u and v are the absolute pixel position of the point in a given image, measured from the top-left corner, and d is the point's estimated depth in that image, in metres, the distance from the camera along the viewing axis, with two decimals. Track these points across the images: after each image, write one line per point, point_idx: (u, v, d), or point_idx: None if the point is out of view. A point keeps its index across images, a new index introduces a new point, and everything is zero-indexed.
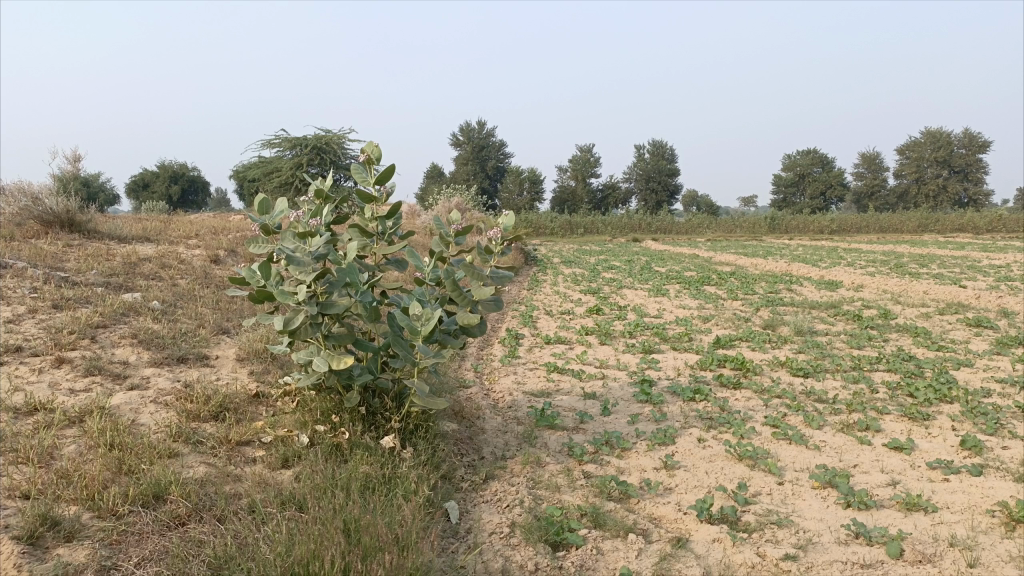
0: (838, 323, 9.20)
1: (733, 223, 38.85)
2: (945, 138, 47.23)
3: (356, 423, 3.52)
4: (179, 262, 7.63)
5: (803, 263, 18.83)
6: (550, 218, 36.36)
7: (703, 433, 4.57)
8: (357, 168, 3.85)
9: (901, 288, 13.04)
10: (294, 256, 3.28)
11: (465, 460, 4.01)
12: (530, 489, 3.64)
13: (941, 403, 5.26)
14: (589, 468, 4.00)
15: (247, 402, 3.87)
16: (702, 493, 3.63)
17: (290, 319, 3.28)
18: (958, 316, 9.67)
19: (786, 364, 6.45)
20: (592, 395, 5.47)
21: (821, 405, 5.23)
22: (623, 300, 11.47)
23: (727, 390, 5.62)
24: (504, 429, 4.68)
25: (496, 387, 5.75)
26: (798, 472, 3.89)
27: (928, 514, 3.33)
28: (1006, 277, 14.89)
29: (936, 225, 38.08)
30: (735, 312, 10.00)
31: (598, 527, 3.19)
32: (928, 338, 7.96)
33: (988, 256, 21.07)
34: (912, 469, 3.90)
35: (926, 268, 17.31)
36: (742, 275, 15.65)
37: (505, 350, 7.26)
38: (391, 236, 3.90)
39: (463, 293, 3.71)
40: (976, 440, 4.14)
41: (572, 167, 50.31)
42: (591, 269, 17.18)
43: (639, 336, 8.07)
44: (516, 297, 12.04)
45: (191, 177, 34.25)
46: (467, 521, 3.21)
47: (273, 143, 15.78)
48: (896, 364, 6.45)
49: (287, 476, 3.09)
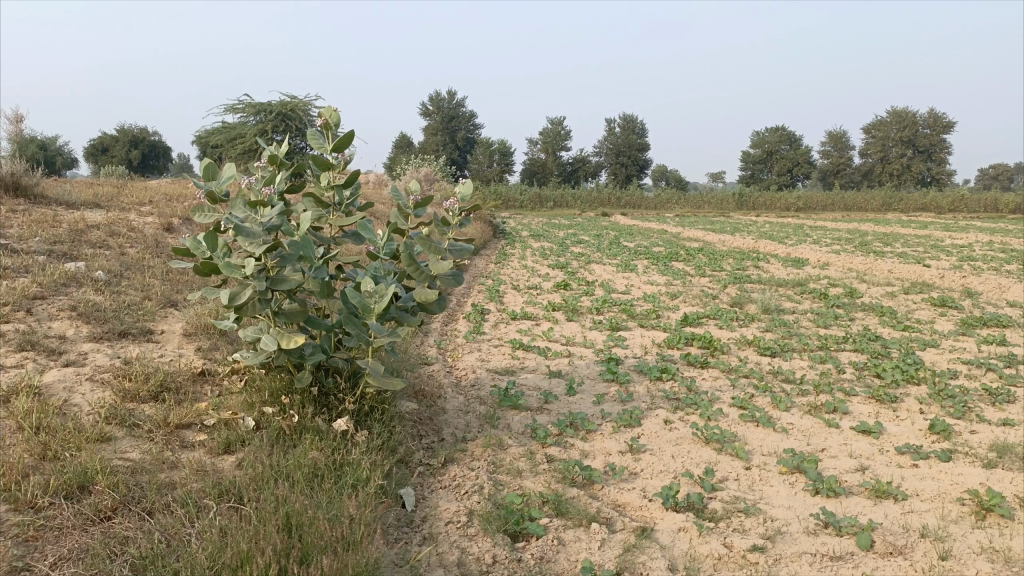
0: (804, 301, 9.18)
1: (702, 198, 38.99)
2: (911, 118, 47.69)
3: (307, 405, 3.33)
4: (130, 229, 7.29)
5: (770, 240, 18.90)
6: (519, 190, 36.06)
7: (670, 414, 4.46)
8: (313, 134, 3.63)
9: (867, 266, 13.11)
10: (242, 227, 3.05)
11: (424, 442, 3.85)
12: (491, 473, 3.49)
13: (908, 385, 5.22)
14: (553, 451, 3.86)
15: (192, 381, 3.66)
16: (668, 478, 3.52)
17: (236, 294, 3.06)
18: (923, 296, 9.71)
19: (754, 343, 6.37)
20: (558, 373, 5.33)
21: (789, 385, 5.16)
22: (591, 276, 11.34)
23: (694, 370, 5.52)
24: (466, 408, 4.52)
25: (459, 365, 5.58)
26: (766, 456, 3.80)
27: (898, 502, 3.25)
28: (968, 256, 15.08)
29: (900, 204, 38.67)
30: (703, 289, 9.93)
31: (560, 515, 3.05)
32: (894, 317, 7.96)
33: (951, 236, 21.33)
34: (881, 454, 3.84)
35: (891, 247, 17.45)
36: (711, 251, 15.62)
37: (471, 326, 7.09)
38: (347, 206, 3.69)
39: (420, 267, 3.52)
40: (944, 424, 4.09)
41: (542, 140, 49.95)
42: (560, 243, 17.04)
43: (606, 313, 7.95)
44: (483, 270, 11.87)
45: (152, 143, 33.27)
46: (423, 509, 3.05)
47: (236, 107, 15.25)
48: (863, 344, 6.42)
49: (230, 463, 2.89)
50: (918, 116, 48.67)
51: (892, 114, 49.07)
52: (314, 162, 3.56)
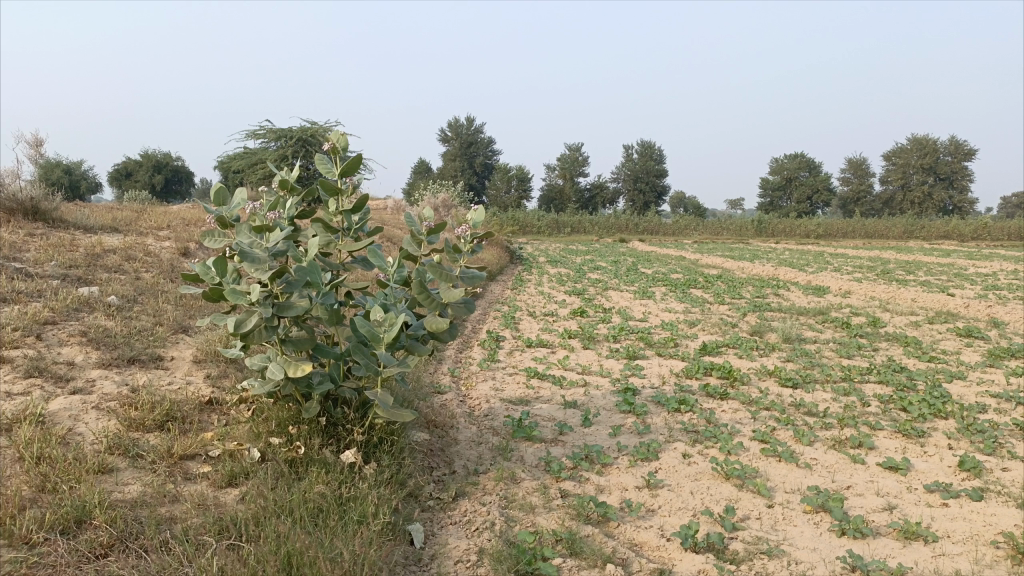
0: (826, 330, 9.00)
1: (720, 224, 38.82)
2: (932, 146, 47.36)
3: (315, 436, 3.24)
4: (146, 254, 7.29)
5: (789, 267, 18.71)
6: (537, 216, 36.10)
7: (688, 448, 4.33)
8: (321, 158, 3.59)
9: (889, 295, 12.89)
10: (248, 251, 2.99)
11: (434, 475, 3.75)
12: (503, 509, 3.38)
13: (935, 419, 5.05)
14: (567, 485, 3.74)
15: (199, 409, 3.59)
16: (687, 516, 3.38)
17: (242, 321, 2.99)
18: (948, 326, 9.50)
19: (775, 373, 6.22)
20: (573, 403, 5.22)
21: (811, 418, 5.01)
22: (608, 303, 11.23)
23: (713, 401, 5.38)
24: (479, 439, 4.42)
25: (472, 394, 5.48)
26: (789, 494, 3.66)
27: (929, 545, 3.09)
28: (993, 286, 14.80)
29: (921, 232, 38.28)
30: (722, 317, 9.79)
31: (573, 555, 2.93)
32: (918, 348, 7.77)
33: (975, 264, 21.00)
34: (909, 492, 3.68)
35: (913, 276, 17.20)
36: (729, 278, 15.46)
37: (485, 353, 6.99)
38: (357, 232, 3.63)
39: (430, 295, 3.44)
40: (975, 462, 3.93)
41: (560, 166, 50.09)
42: (577, 269, 16.96)
43: (623, 341, 7.83)
44: (499, 297, 11.79)
45: (174, 168, 33.70)
46: (431, 546, 2.94)
47: (257, 133, 15.39)
48: (887, 375, 6.24)
49: (233, 497, 2.81)
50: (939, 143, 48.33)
51: (912, 141, 48.76)
52: (323, 187, 3.52)
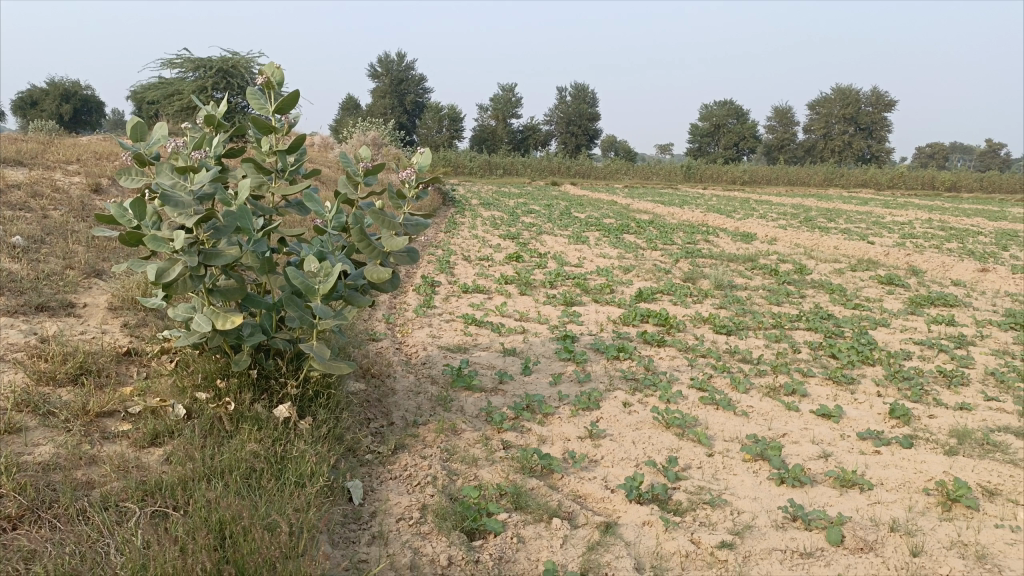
0: (756, 277, 9.16)
1: (650, 169, 39.16)
2: (854, 96, 48.59)
3: (245, 390, 3.06)
4: (54, 190, 6.76)
5: (718, 214, 18.99)
6: (469, 156, 35.54)
7: (628, 396, 4.33)
8: (253, 93, 3.30)
9: (813, 242, 13.25)
10: (169, 194, 2.74)
11: (372, 427, 3.63)
12: (444, 462, 3.29)
13: (863, 365, 5.20)
14: (509, 437, 3.68)
15: (116, 361, 3.34)
16: (630, 467, 3.37)
17: (164, 270, 2.75)
18: (870, 273, 9.80)
19: (709, 320, 6.29)
20: (512, 351, 5.15)
21: (746, 365, 5.08)
22: (543, 247, 11.15)
23: (651, 348, 5.40)
24: (417, 389, 4.30)
25: (408, 341, 5.34)
26: (728, 442, 3.69)
27: (863, 492, 3.17)
28: (910, 234, 15.36)
29: (841, 180, 39.54)
30: (655, 263, 9.84)
31: (519, 509, 2.88)
32: (843, 295, 8.01)
33: (891, 212, 21.82)
34: (842, 439, 3.77)
35: (834, 223, 17.72)
36: (661, 224, 15.61)
37: (420, 299, 6.83)
38: (291, 173, 3.39)
39: (371, 243, 3.26)
40: (904, 409, 4.05)
41: (493, 106, 49.30)
42: (510, 212, 16.80)
43: (560, 287, 7.78)
44: (432, 240, 11.58)
45: (84, 98, 31.50)
46: (372, 503, 2.84)
47: (174, 62, 14.43)
48: (816, 323, 6.40)
49: (157, 458, 2.62)
50: (861, 94, 49.59)
51: (836, 91, 49.89)
52: (255, 125, 3.24)
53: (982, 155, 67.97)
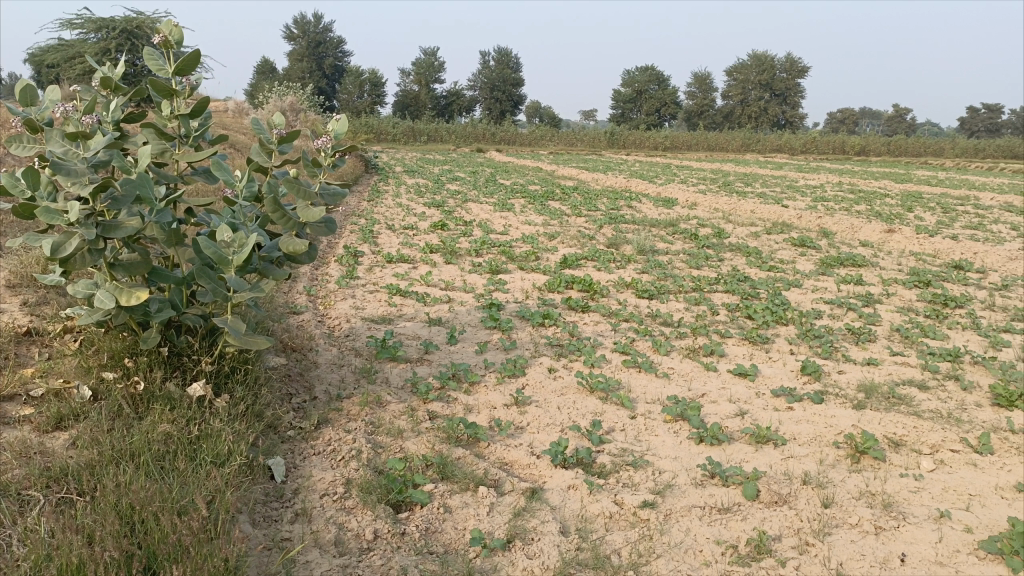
0: (676, 242, 9.35)
1: (574, 135, 39.33)
2: (769, 62, 49.79)
3: (156, 368, 2.93)
4: None
5: (640, 179, 19.25)
6: (392, 123, 34.87)
7: (553, 362, 4.37)
8: (150, 53, 3.11)
9: (731, 206, 13.61)
10: (60, 162, 2.58)
11: (294, 403, 3.55)
12: (369, 435, 3.25)
13: (777, 325, 5.39)
14: (435, 407, 3.66)
15: (15, 342, 3.15)
16: (555, 432, 3.41)
17: (60, 244, 2.61)
18: (784, 236, 10.14)
19: (632, 285, 6.39)
20: (437, 321, 5.11)
21: (667, 328, 5.20)
22: (468, 215, 11.08)
23: (575, 314, 5.46)
24: (340, 361, 4.23)
25: (331, 313, 5.23)
26: (650, 404, 3.78)
27: (778, 448, 3.30)
28: (822, 197, 15.96)
29: (758, 145, 40.67)
30: (580, 230, 9.93)
31: (445, 479, 2.88)
32: (759, 257, 8.27)
33: (804, 176, 22.61)
34: (758, 398, 3.91)
35: (751, 188, 18.24)
36: (585, 190, 15.73)
37: (343, 269, 6.70)
38: (196, 139, 3.22)
39: (286, 213, 3.15)
40: (815, 366, 4.22)
41: (415, 72, 48.39)
42: (434, 180, 16.61)
43: (485, 255, 7.76)
44: (355, 209, 11.35)
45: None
46: (294, 480, 2.78)
47: (74, 23, 13.55)
48: (733, 285, 6.59)
49: (61, 442, 2.50)
50: (776, 60, 50.87)
51: (753, 57, 51.02)
52: (154, 87, 3.06)
53: (888, 120, 70.98)
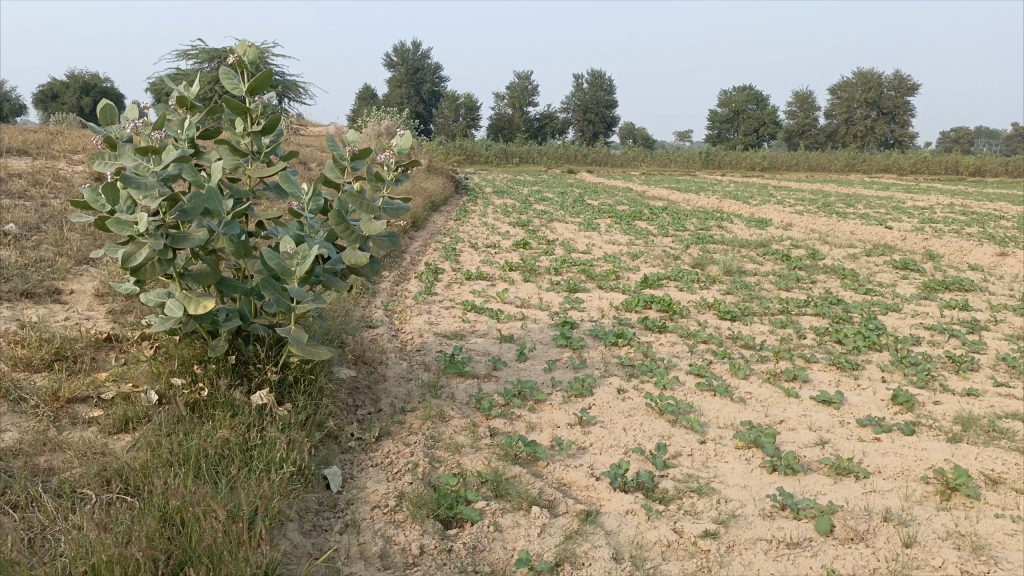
0: (767, 263, 9.00)
1: (668, 155, 38.83)
2: (876, 79, 47.74)
3: (222, 376, 3.03)
4: (57, 178, 6.73)
5: (733, 200, 18.75)
6: (485, 146, 35.41)
7: (624, 383, 4.24)
8: (226, 73, 3.26)
9: (828, 227, 13.03)
10: (131, 177, 2.72)
11: (358, 414, 3.56)
12: (427, 449, 3.22)
13: (870, 351, 5.06)
14: (496, 424, 3.60)
15: (95, 347, 3.33)
16: (618, 454, 3.29)
17: (130, 254, 2.74)
18: (885, 259, 9.59)
19: (714, 306, 6.17)
20: (509, 337, 5.07)
21: (748, 351, 4.97)
22: (552, 234, 11.04)
23: (652, 334, 5.30)
24: (408, 375, 4.24)
25: (405, 328, 5.28)
26: (722, 429, 3.59)
27: (859, 481, 3.06)
28: (929, 219, 15.10)
29: (862, 165, 39.07)
30: (665, 249, 9.71)
31: (498, 498, 2.81)
32: (855, 280, 7.85)
33: (912, 197, 21.45)
34: (842, 426, 3.65)
35: (853, 208, 17.43)
36: (674, 210, 15.43)
37: (422, 286, 6.77)
38: (266, 155, 3.33)
39: (350, 227, 3.22)
40: (907, 395, 3.92)
41: (510, 95, 49.09)
42: (523, 200, 16.69)
43: (565, 274, 7.68)
44: (441, 227, 11.51)
45: (104, 91, 31.65)
46: (349, 490, 2.78)
47: (190, 53, 14.38)
48: (823, 308, 6.26)
49: (124, 444, 2.61)
50: (884, 77, 48.75)
51: (857, 75, 49.16)
52: (228, 105, 3.21)
53: (1007, 138, 66.80)
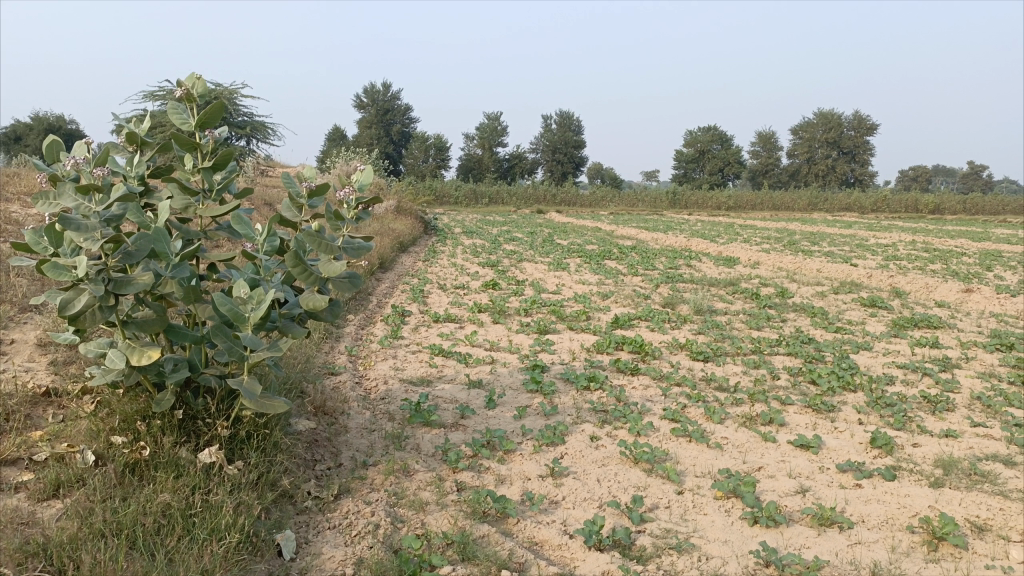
0: (737, 302, 8.97)
1: (636, 195, 39.24)
2: (835, 120, 49.04)
3: (167, 433, 2.81)
4: (8, 221, 6.47)
5: (701, 239, 18.88)
6: (454, 186, 35.47)
7: (596, 430, 4.08)
8: (174, 108, 3.12)
9: (795, 265, 13.13)
10: (69, 219, 2.53)
11: (317, 470, 3.35)
12: (389, 508, 3.02)
13: (845, 392, 4.97)
14: (464, 477, 3.41)
15: (32, 403, 3.09)
16: (592, 508, 3.12)
17: (69, 301, 2.54)
18: (853, 296, 9.62)
19: (687, 347, 6.07)
20: (477, 383, 4.90)
21: (722, 393, 4.85)
22: (522, 274, 10.93)
23: (624, 377, 5.17)
24: (371, 426, 4.04)
25: (370, 374, 5.08)
26: (699, 478, 3.45)
27: (843, 532, 2.92)
28: (892, 256, 15.32)
29: (825, 203, 39.79)
30: (635, 289, 9.65)
31: (465, 561, 2.62)
32: (825, 318, 7.82)
33: (874, 235, 21.85)
34: (822, 473, 3.53)
35: (818, 246, 17.65)
36: (643, 249, 15.45)
37: (388, 329, 6.58)
38: (218, 193, 3.17)
39: (308, 269, 3.05)
40: (886, 438, 3.82)
41: (479, 136, 49.48)
42: (492, 240, 16.62)
43: (535, 315, 7.54)
44: (410, 268, 11.35)
45: (68, 133, 31.19)
46: (303, 557, 2.57)
47: (155, 95, 14.23)
48: (796, 347, 6.19)
49: (54, 512, 2.39)
50: (842, 119, 50.08)
51: (817, 116, 50.46)
52: (176, 141, 3.06)
53: (962, 176, 68.91)
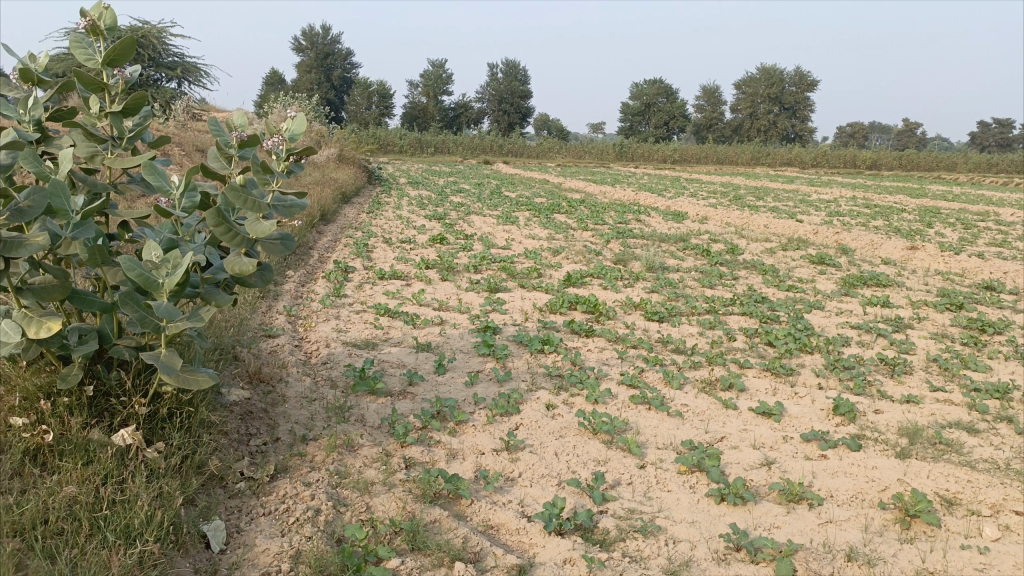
0: (688, 258, 8.85)
1: (582, 147, 38.90)
2: (779, 75, 49.34)
3: (76, 413, 2.47)
4: None
5: (649, 192, 18.75)
6: (399, 134, 34.55)
7: (552, 397, 3.87)
8: (77, 41, 2.69)
9: (743, 220, 13.11)
10: None
11: (251, 446, 3.05)
12: (331, 489, 2.76)
13: (802, 354, 4.88)
14: (413, 453, 3.17)
15: None
16: (551, 486, 2.93)
17: None
18: (801, 253, 9.62)
19: (641, 306, 5.91)
20: (425, 346, 4.64)
21: (680, 356, 4.70)
22: (470, 228, 10.61)
23: (578, 339, 4.96)
24: (312, 394, 3.74)
25: (310, 337, 4.76)
26: (662, 451, 3.28)
27: (813, 509, 2.80)
28: (836, 212, 15.47)
29: (767, 158, 40.17)
30: (586, 244, 9.44)
31: (416, 551, 2.39)
32: (776, 276, 7.77)
33: (817, 190, 22.15)
34: (786, 443, 3.40)
35: (763, 201, 17.72)
36: (592, 203, 15.24)
37: (330, 287, 6.24)
38: (130, 140, 2.79)
39: (232, 229, 2.73)
40: (849, 405, 3.71)
41: (424, 83, 48.19)
42: (439, 191, 16.17)
43: (484, 272, 7.27)
44: (353, 221, 10.90)
45: None
46: (234, 550, 2.31)
47: None
48: (750, 306, 6.09)
49: None
50: (787, 73, 50.43)
51: (762, 70, 50.63)
52: (80, 80, 2.64)
53: (898, 134, 70.62)
